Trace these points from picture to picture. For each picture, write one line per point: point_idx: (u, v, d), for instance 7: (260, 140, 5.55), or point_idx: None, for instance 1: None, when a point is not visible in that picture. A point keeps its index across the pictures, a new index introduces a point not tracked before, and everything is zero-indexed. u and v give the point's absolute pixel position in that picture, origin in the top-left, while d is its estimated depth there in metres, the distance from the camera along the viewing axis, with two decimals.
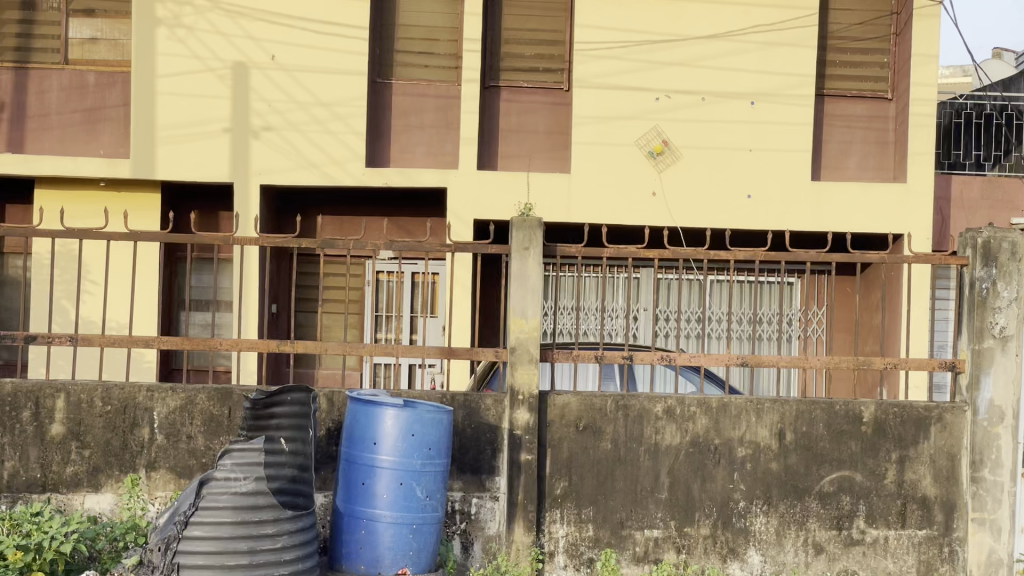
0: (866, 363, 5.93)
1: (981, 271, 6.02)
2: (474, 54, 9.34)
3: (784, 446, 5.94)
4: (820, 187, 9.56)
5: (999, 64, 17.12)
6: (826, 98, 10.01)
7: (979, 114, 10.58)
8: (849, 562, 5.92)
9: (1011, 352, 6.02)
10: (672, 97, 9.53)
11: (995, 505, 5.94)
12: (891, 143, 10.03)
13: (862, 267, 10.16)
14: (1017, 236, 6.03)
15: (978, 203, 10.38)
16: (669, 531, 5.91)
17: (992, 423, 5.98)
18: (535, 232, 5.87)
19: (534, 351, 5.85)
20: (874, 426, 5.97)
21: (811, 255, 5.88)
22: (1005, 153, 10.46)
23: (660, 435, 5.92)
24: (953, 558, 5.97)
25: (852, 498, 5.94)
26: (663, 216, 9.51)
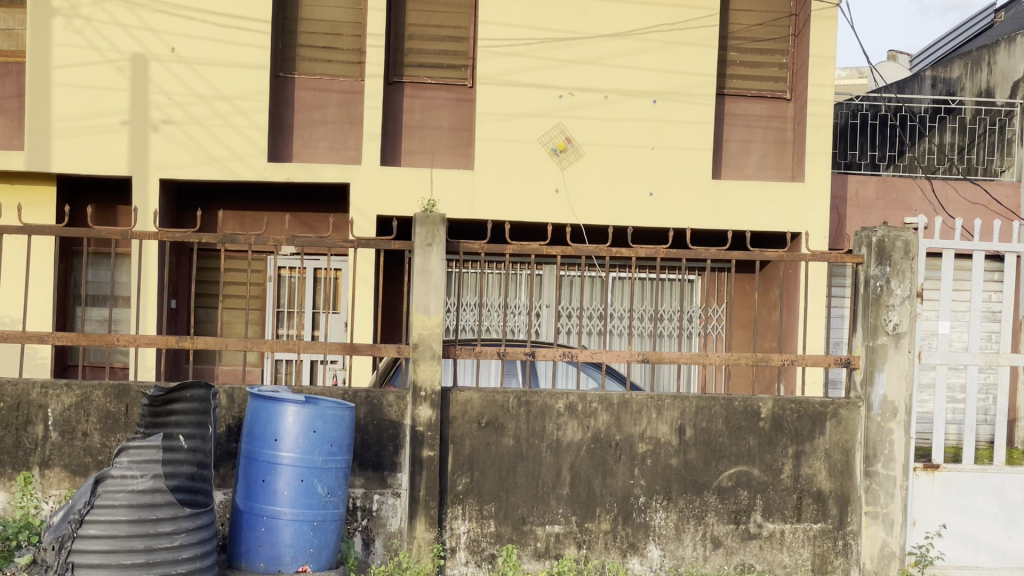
0: (764, 359, 6.02)
1: (874, 270, 6.12)
2: (377, 49, 9.30)
3: (684, 442, 6.00)
4: (721, 186, 9.67)
5: (895, 66, 17.47)
6: (727, 98, 10.12)
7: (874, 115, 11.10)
8: (745, 556, 6.02)
9: (904, 349, 6.14)
10: (576, 95, 9.57)
11: (888, 499, 6.07)
12: (789, 142, 10.18)
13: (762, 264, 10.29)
14: (911, 235, 6.13)
15: (872, 203, 10.50)
16: (570, 526, 5.96)
17: (885, 419, 6.10)
18: (437, 228, 5.86)
19: (436, 348, 5.85)
20: (772, 422, 6.05)
21: (711, 252, 5.93)
22: (899, 153, 11.04)
23: (562, 431, 5.96)
24: (847, 551, 6.08)
25: (749, 493, 6.03)
26: (566, 214, 9.56)
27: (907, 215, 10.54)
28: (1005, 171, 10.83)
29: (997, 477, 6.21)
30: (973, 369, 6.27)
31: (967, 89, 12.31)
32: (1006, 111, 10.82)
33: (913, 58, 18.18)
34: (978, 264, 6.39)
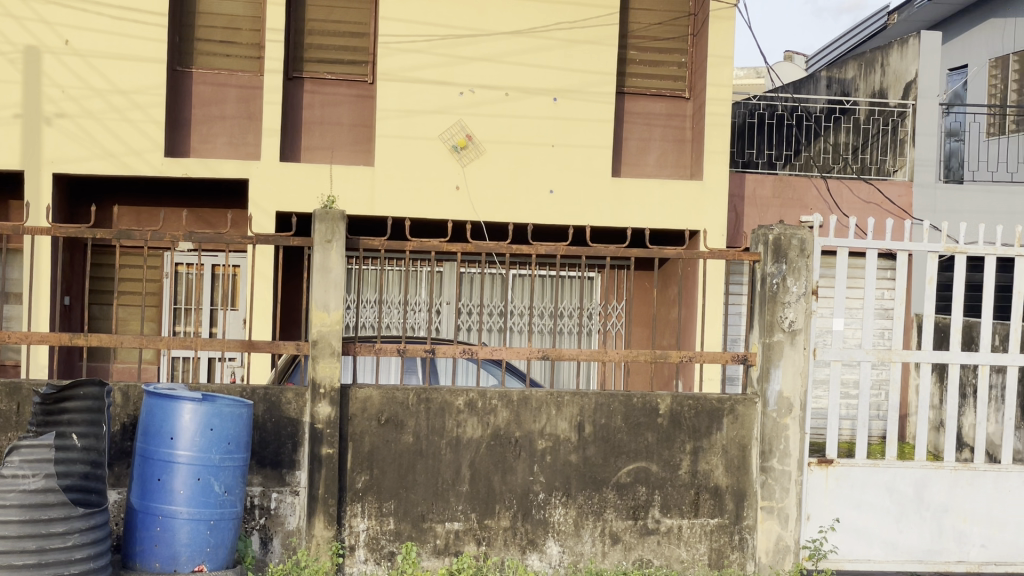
0: (662, 356, 6.07)
1: (771, 267, 6.19)
2: (277, 44, 9.22)
3: (583, 438, 6.04)
4: (620, 184, 9.74)
5: (791, 67, 17.72)
6: (627, 96, 10.18)
7: (770, 115, 11.28)
8: (644, 552, 6.07)
9: (799, 345, 6.23)
10: (476, 92, 9.57)
11: (783, 494, 6.15)
12: (688, 141, 10.28)
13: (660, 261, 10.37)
14: (806, 232, 6.22)
15: (769, 201, 10.65)
16: (470, 523, 5.96)
17: (781, 415, 6.18)
18: (337, 224, 5.83)
19: (336, 345, 5.81)
20: (670, 418, 6.11)
21: (612, 250, 5.96)
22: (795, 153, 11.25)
23: (462, 428, 5.96)
24: (743, 545, 6.18)
25: (647, 489, 6.08)
26: (466, 211, 9.56)
27: (803, 213, 10.66)
28: (897, 171, 11.04)
29: (889, 471, 6.28)
30: (866, 366, 6.39)
31: (861, 90, 12.52)
32: (898, 111, 11.06)
33: (809, 60, 18.45)
34: (871, 262, 6.50)
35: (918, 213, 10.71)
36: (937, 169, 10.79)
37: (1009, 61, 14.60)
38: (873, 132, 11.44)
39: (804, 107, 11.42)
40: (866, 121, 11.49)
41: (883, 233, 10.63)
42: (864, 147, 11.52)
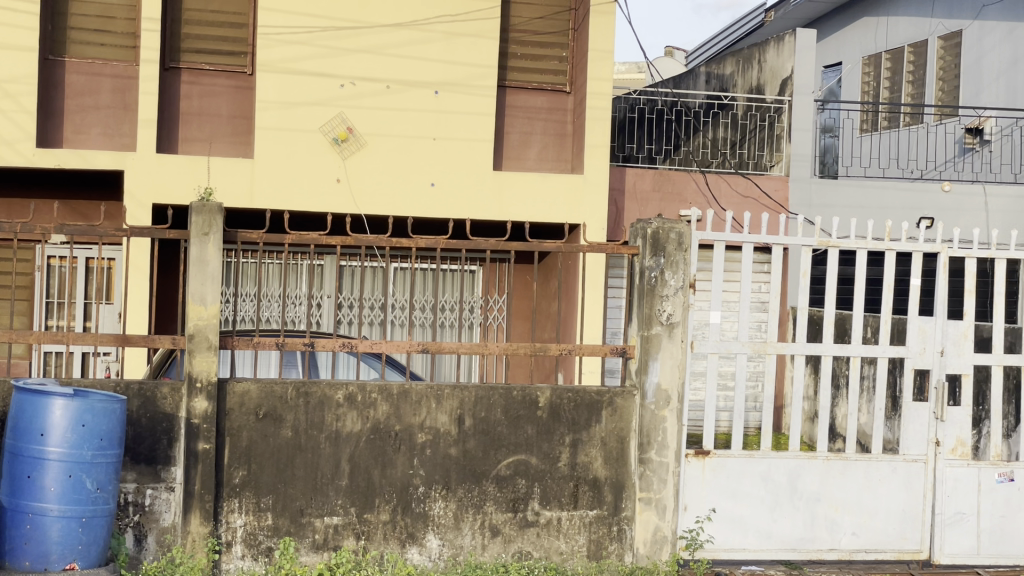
0: (542, 349, 6.10)
1: (649, 261, 6.24)
2: (153, 33, 9.07)
3: (463, 431, 6.04)
4: (501, 177, 9.78)
5: (671, 63, 17.93)
6: (508, 90, 10.21)
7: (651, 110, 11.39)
8: (523, 544, 6.10)
9: (677, 338, 6.28)
10: (357, 84, 9.51)
11: (661, 485, 6.22)
12: (569, 135, 10.35)
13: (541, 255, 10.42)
14: (684, 226, 6.28)
15: (649, 194, 10.73)
16: (349, 518, 5.94)
17: (659, 407, 6.23)
18: (215, 216, 5.76)
19: (213, 338, 5.76)
20: (549, 411, 6.14)
21: (491, 243, 5.97)
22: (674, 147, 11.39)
23: (341, 422, 5.93)
24: (621, 536, 6.23)
25: (527, 481, 6.11)
26: (348, 203, 9.51)
27: (683, 207, 10.80)
28: (774, 166, 11.24)
29: (764, 461, 6.39)
30: (742, 358, 6.47)
31: (739, 86, 12.68)
32: (775, 107, 11.27)
33: (689, 55, 18.68)
34: (748, 256, 6.58)
35: (793, 207, 10.95)
36: (812, 165, 11.03)
37: (880, 58, 14.92)
38: (752, 128, 11.62)
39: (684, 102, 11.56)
40: (744, 116, 11.66)
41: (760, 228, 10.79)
42: (743, 142, 11.69)
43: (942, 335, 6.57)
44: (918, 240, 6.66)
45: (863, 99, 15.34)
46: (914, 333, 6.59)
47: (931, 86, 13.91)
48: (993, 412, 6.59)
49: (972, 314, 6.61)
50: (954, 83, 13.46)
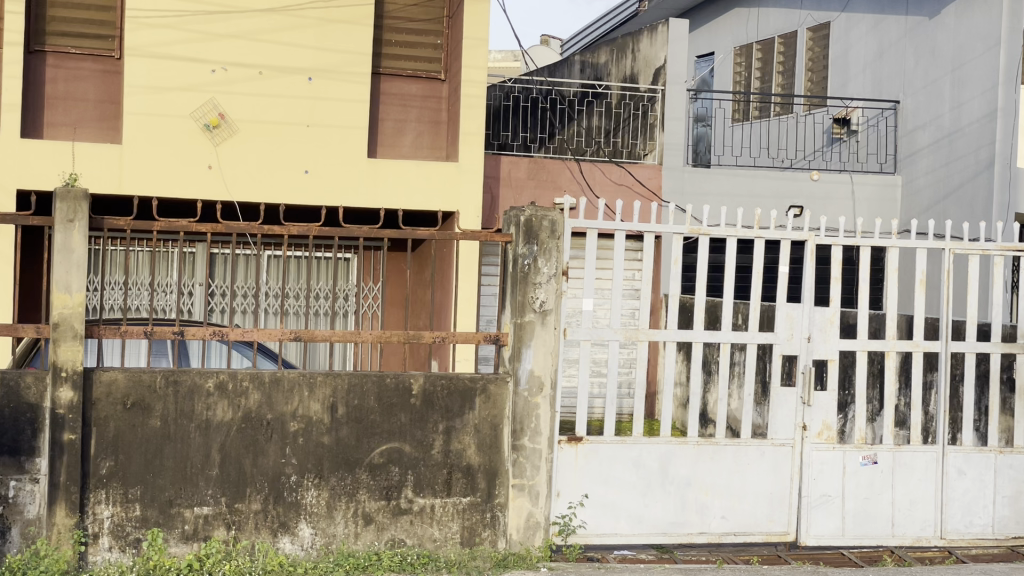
0: (415, 337, 6.08)
1: (522, 248, 6.26)
2: (17, 15, 8.86)
3: (335, 419, 6.00)
4: (375, 165, 9.74)
5: (547, 52, 18.02)
6: (383, 77, 10.19)
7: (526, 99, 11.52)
8: (396, 532, 6.09)
9: (549, 325, 6.31)
10: (228, 69, 9.39)
11: (534, 471, 6.27)
12: (444, 122, 10.36)
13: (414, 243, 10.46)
14: (557, 215, 6.32)
15: (524, 182, 10.84)
16: (219, 508, 5.87)
17: (532, 393, 6.26)
18: (79, 204, 5.65)
19: (79, 328, 5.65)
20: (422, 399, 6.12)
21: (364, 230, 5.92)
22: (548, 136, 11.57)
23: (211, 411, 5.86)
24: (494, 523, 6.23)
25: (400, 469, 6.09)
26: (220, 190, 9.41)
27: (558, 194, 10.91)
28: (647, 154, 11.44)
29: (636, 447, 6.45)
30: (614, 345, 6.51)
31: (613, 75, 12.79)
32: (648, 96, 11.48)
33: (564, 43, 18.75)
34: (619, 244, 6.62)
35: (666, 195, 11.16)
36: (684, 154, 11.24)
37: (751, 49, 15.23)
38: (625, 116, 11.86)
39: (560, 91, 11.68)
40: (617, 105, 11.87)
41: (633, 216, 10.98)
42: (617, 130, 11.93)
43: (809, 322, 6.69)
44: (786, 228, 6.76)
45: (734, 90, 15.65)
46: (781, 319, 6.69)
47: (799, 79, 14.44)
48: (858, 397, 6.72)
49: (838, 301, 6.72)
50: (822, 75, 14.04)
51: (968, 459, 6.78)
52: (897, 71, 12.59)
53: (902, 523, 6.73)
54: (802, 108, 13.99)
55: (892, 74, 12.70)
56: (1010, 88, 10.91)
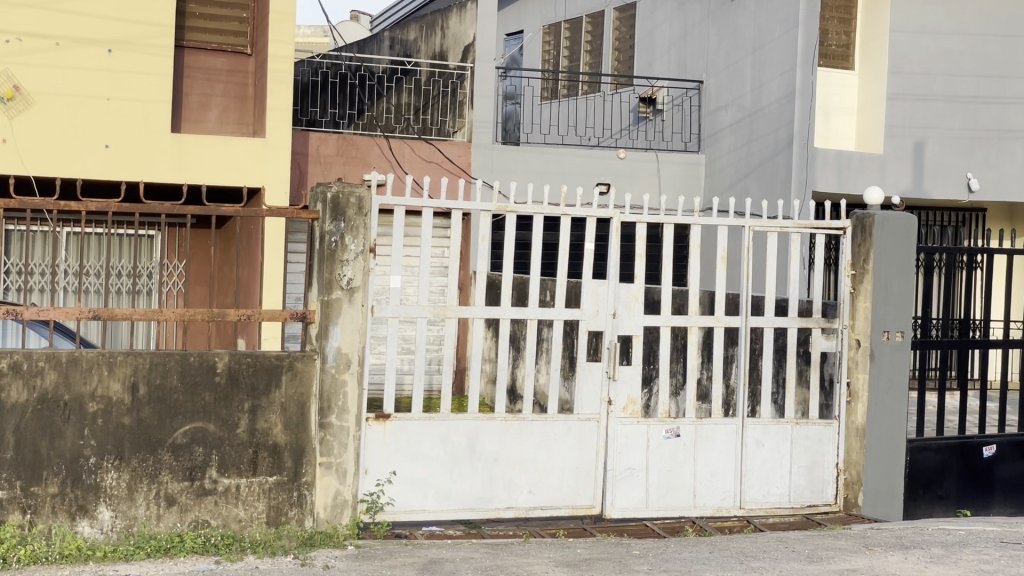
0: (219, 314, 5.96)
1: (329, 226, 6.20)
2: None
3: (136, 400, 5.85)
4: (179, 140, 9.59)
5: (356, 28, 17.92)
6: (186, 50, 10.07)
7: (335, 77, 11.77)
8: (200, 513, 5.97)
9: (357, 303, 6.26)
10: (24, 40, 9.06)
11: (341, 449, 6.23)
12: (251, 97, 10.31)
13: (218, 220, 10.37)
14: (364, 192, 6.26)
15: (332, 158, 11.03)
16: (14, 492, 5.68)
17: (340, 370, 6.22)
18: None
19: None
20: (227, 376, 6.02)
21: (165, 206, 5.75)
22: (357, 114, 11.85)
23: (5, 393, 5.66)
24: (301, 501, 6.17)
25: (204, 449, 5.97)
26: (15, 164, 9.13)
27: (365, 171, 11.18)
28: (458, 132, 11.84)
29: (443, 423, 6.45)
30: (422, 323, 6.49)
31: (420, 51, 12.95)
32: (458, 74, 11.84)
33: (373, 20, 18.72)
34: (427, 220, 6.56)
35: (475, 172, 11.54)
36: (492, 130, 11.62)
37: (560, 28, 15.78)
38: (434, 94, 12.21)
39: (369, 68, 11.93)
40: (426, 82, 12.21)
41: (438, 190, 11.30)
42: (426, 107, 12.26)
43: (615, 298, 6.75)
44: (591, 205, 6.81)
45: (544, 67, 16.10)
46: (588, 295, 6.74)
47: (606, 56, 14.96)
48: (662, 371, 6.84)
49: (642, 277, 6.83)
50: (628, 53, 14.55)
51: (767, 431, 6.98)
52: (701, 52, 13.00)
53: (704, 494, 6.90)
54: (609, 86, 14.56)
55: (696, 54, 13.12)
56: (805, 70, 11.30)
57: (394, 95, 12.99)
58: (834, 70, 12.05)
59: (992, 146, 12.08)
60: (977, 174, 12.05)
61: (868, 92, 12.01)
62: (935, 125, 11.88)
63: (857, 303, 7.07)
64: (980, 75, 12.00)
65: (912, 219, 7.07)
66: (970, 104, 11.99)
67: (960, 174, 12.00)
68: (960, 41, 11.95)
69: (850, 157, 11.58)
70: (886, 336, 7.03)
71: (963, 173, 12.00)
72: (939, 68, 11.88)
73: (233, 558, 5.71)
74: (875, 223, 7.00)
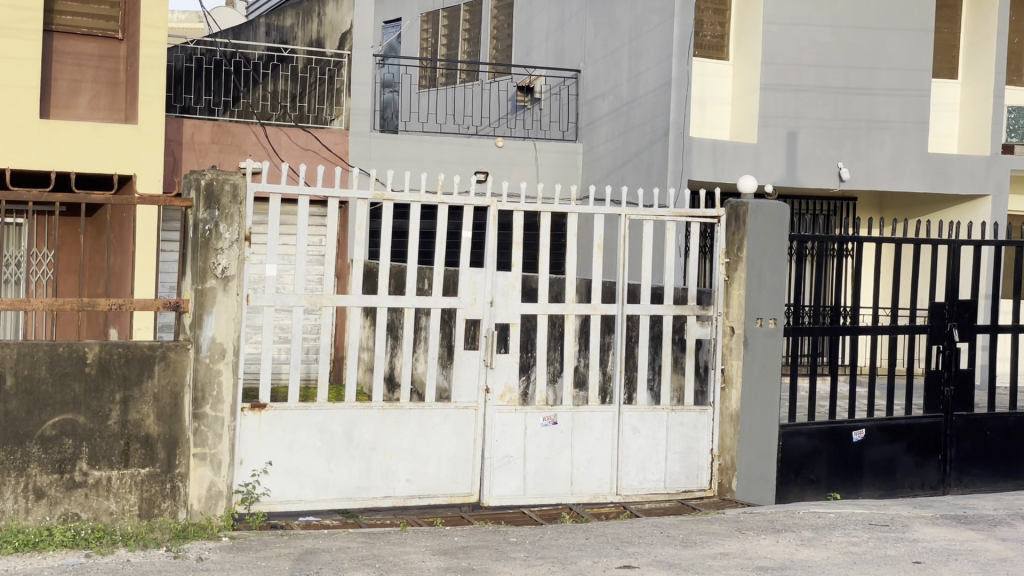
0: (90, 303, 5.84)
1: (203, 214, 6.11)
2: None
3: (3, 391, 5.71)
4: (51, 129, 9.44)
5: (231, 13, 17.73)
6: (55, 35, 9.86)
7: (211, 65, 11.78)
8: (70, 506, 5.86)
9: (232, 292, 6.18)
10: None
11: (216, 440, 6.16)
12: (122, 84, 10.14)
13: (88, 209, 10.20)
14: (238, 179, 6.18)
15: (207, 146, 11.05)
16: None
17: (213, 360, 6.14)
18: None
19: None
20: (98, 367, 5.90)
21: (33, 192, 5.61)
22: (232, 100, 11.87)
23: None
24: (174, 493, 6.09)
25: (74, 441, 5.86)
26: None
27: (241, 158, 11.19)
28: (335, 120, 11.84)
29: (320, 412, 6.40)
30: (298, 311, 6.40)
31: (298, 39, 13.02)
32: (334, 61, 11.92)
33: (250, 6, 18.54)
34: (303, 208, 6.48)
35: (353, 160, 11.60)
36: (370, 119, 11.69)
37: (439, 17, 15.85)
38: (310, 81, 12.25)
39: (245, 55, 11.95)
40: (303, 69, 12.26)
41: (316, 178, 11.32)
42: (302, 95, 12.30)
43: (492, 286, 6.75)
44: (468, 193, 6.79)
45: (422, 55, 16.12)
46: (465, 284, 6.73)
47: (484, 45, 15.04)
48: (539, 359, 6.86)
49: (518, 266, 6.83)
50: (506, 41, 14.70)
51: (643, 418, 7.05)
52: (579, 42, 13.18)
53: (580, 481, 6.95)
54: (488, 76, 14.70)
55: (574, 44, 13.29)
56: (681, 60, 11.45)
57: (271, 84, 13.05)
58: (709, 60, 12.21)
59: (861, 136, 12.31)
60: (847, 164, 12.28)
61: (742, 83, 12.19)
62: (807, 115, 12.09)
63: (730, 291, 7.17)
64: (850, 67, 12.22)
65: (785, 208, 7.17)
66: (841, 94, 12.21)
67: (832, 164, 12.22)
68: (831, 33, 12.13)
69: (725, 147, 11.70)
70: (759, 323, 7.14)
71: (834, 163, 12.22)
72: (811, 59, 12.07)
73: (104, 551, 5.61)
74: (748, 212, 7.10)
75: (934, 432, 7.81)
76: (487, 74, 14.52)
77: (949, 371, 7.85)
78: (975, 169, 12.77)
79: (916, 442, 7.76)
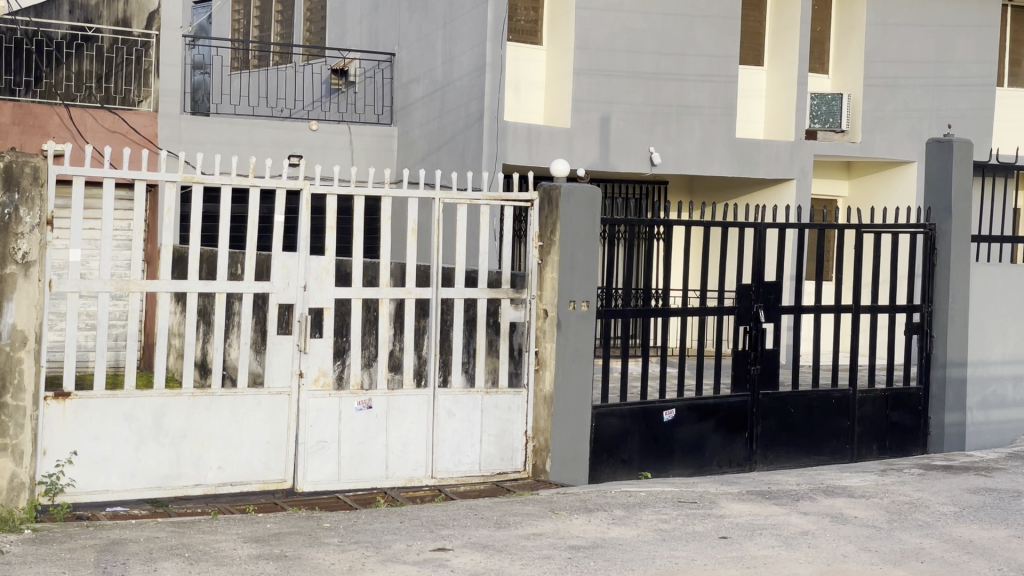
0: None
1: (2, 197, 5.87)
2: None
3: None
4: None
5: None
6: None
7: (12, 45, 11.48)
8: None
9: (33, 278, 5.96)
10: None
11: (18, 430, 5.93)
12: None
13: None
14: (39, 161, 5.98)
15: (9, 127, 11.01)
16: None
17: (14, 348, 5.91)
18: None
19: None
20: None
21: None
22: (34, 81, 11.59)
23: None
24: None
25: None
26: None
27: (44, 139, 11.12)
28: (143, 102, 11.65)
29: (128, 400, 6.26)
30: (104, 297, 6.20)
31: (103, 18, 12.76)
32: (143, 41, 11.62)
33: None
34: (109, 190, 6.30)
35: (162, 142, 11.55)
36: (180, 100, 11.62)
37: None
38: (118, 62, 11.94)
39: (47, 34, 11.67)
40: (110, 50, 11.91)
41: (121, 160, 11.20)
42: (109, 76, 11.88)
43: (306, 271, 6.66)
44: (281, 175, 6.68)
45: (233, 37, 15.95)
46: (277, 268, 6.62)
47: (297, 26, 14.95)
48: (353, 343, 6.80)
49: (332, 250, 6.76)
50: (319, 24, 14.62)
51: (457, 401, 7.07)
52: (393, 25, 13.17)
53: (395, 465, 6.93)
54: (300, 58, 14.64)
55: (387, 27, 13.28)
56: (494, 45, 11.52)
57: (76, 63, 12.76)
58: (524, 45, 12.36)
59: (672, 121, 12.54)
60: (658, 149, 12.50)
61: (556, 68, 12.33)
62: (619, 100, 12.27)
63: (544, 274, 7.24)
64: (660, 53, 12.41)
65: (597, 191, 7.26)
66: (651, 80, 12.41)
67: (643, 148, 12.43)
68: (641, 19, 12.29)
69: (540, 130, 11.80)
70: (571, 305, 7.20)
71: (644, 148, 12.43)
72: (623, 45, 12.22)
73: None
74: (562, 195, 7.17)
75: (740, 411, 8.02)
76: (299, 57, 14.43)
77: (755, 351, 8.05)
78: (780, 154, 13.08)
79: (724, 421, 7.95)
